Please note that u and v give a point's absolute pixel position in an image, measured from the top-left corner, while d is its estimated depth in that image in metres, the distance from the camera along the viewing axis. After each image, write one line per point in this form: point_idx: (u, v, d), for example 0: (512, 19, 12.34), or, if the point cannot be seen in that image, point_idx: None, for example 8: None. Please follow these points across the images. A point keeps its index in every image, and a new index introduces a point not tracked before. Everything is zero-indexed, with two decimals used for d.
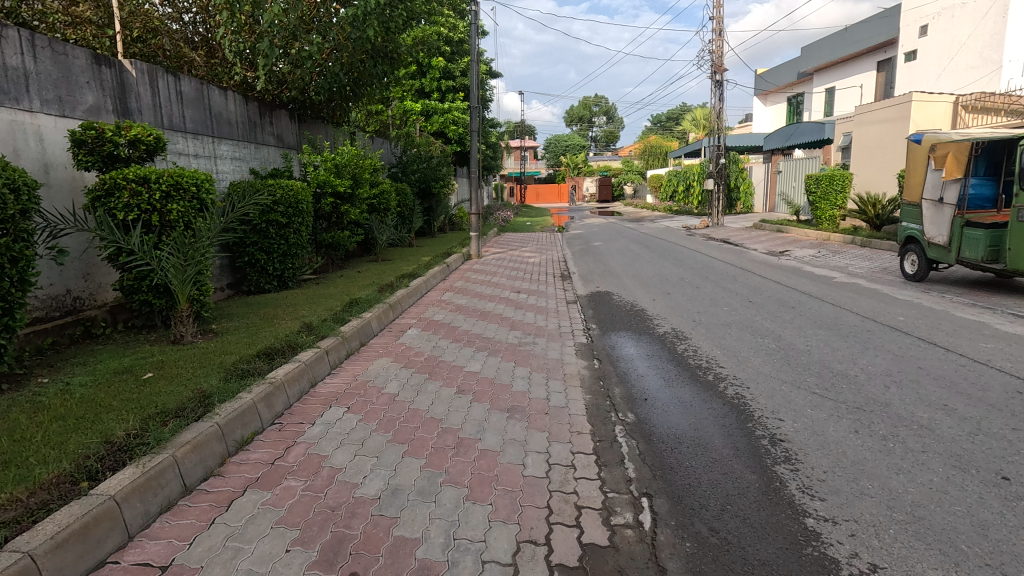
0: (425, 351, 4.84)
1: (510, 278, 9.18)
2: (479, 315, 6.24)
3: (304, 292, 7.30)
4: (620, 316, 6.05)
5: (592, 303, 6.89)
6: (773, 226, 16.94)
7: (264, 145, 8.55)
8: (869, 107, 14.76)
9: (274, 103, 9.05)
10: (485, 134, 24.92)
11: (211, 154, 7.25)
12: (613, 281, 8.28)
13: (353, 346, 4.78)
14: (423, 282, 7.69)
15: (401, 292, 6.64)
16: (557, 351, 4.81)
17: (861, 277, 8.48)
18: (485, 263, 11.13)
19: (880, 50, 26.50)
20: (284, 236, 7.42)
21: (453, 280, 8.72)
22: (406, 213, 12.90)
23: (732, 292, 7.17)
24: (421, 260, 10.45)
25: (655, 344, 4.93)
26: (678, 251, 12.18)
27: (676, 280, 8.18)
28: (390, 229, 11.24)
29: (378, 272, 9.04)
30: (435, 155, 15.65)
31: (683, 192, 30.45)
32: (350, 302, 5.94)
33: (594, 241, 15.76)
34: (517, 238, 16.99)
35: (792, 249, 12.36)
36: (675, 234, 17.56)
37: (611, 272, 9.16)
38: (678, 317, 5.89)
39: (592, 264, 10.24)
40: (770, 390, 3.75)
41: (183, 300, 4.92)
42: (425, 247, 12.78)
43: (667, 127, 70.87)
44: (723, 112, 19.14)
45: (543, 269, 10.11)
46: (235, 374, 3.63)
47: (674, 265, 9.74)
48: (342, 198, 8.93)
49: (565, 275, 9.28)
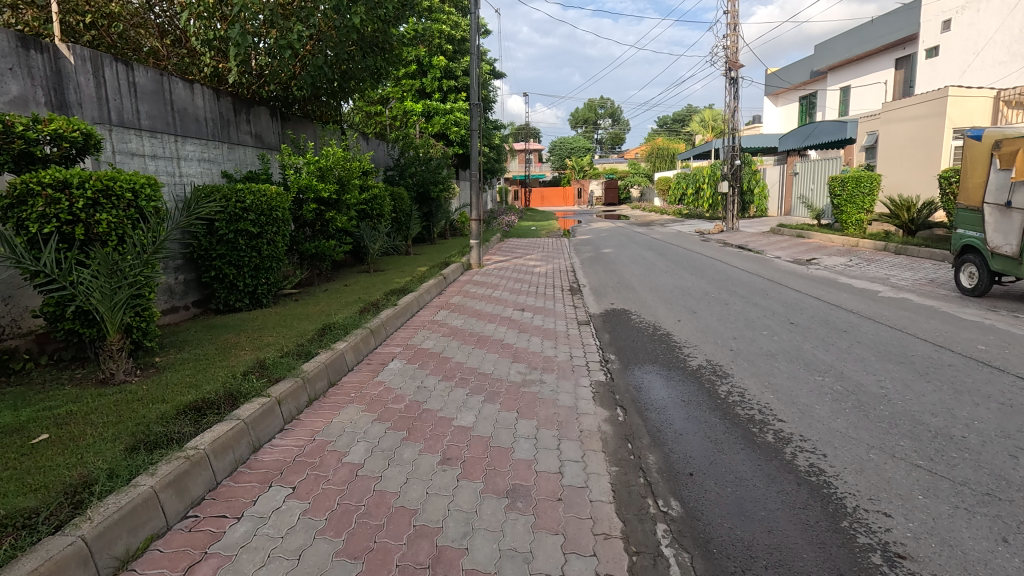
0: (406, 395, 3.92)
1: (514, 291, 8.27)
2: (476, 341, 5.33)
3: (278, 312, 6.44)
4: (642, 343, 5.11)
5: (608, 324, 5.96)
6: (793, 230, 15.98)
7: (239, 144, 7.68)
8: (899, 103, 13.80)
9: (252, 99, 8.18)
10: (488, 136, 24.07)
11: (174, 154, 6.38)
12: (629, 296, 7.35)
13: (317, 391, 3.87)
14: (415, 299, 6.80)
15: (386, 313, 5.74)
16: (570, 395, 3.88)
17: (909, 291, 7.52)
18: (487, 273, 10.24)
19: (899, 46, 25.49)
20: (256, 248, 6.56)
21: (450, 295, 7.83)
22: (401, 219, 12.01)
23: (768, 310, 6.24)
24: (416, 271, 9.56)
25: (690, 385, 4.00)
26: (696, 260, 11.22)
27: (699, 295, 7.27)
28: (384, 237, 10.34)
29: (367, 286, 8.15)
30: (435, 157, 14.76)
31: (693, 195, 29.56)
32: (323, 328, 5.05)
33: (603, 247, 14.86)
34: (522, 244, 16.05)
35: (819, 257, 11.43)
36: (688, 240, 16.60)
37: (626, 285, 8.23)
38: (711, 345, 4.97)
39: (604, 275, 9.31)
40: (856, 461, 2.81)
41: (113, 331, 4.02)
42: (422, 255, 11.88)
43: (674, 129, 69.93)
44: (738, 112, 18.17)
45: (550, 281, 9.20)
46: (144, 443, 2.73)
47: (694, 277, 8.80)
48: (327, 204, 8.06)
49: (574, 288, 8.36)
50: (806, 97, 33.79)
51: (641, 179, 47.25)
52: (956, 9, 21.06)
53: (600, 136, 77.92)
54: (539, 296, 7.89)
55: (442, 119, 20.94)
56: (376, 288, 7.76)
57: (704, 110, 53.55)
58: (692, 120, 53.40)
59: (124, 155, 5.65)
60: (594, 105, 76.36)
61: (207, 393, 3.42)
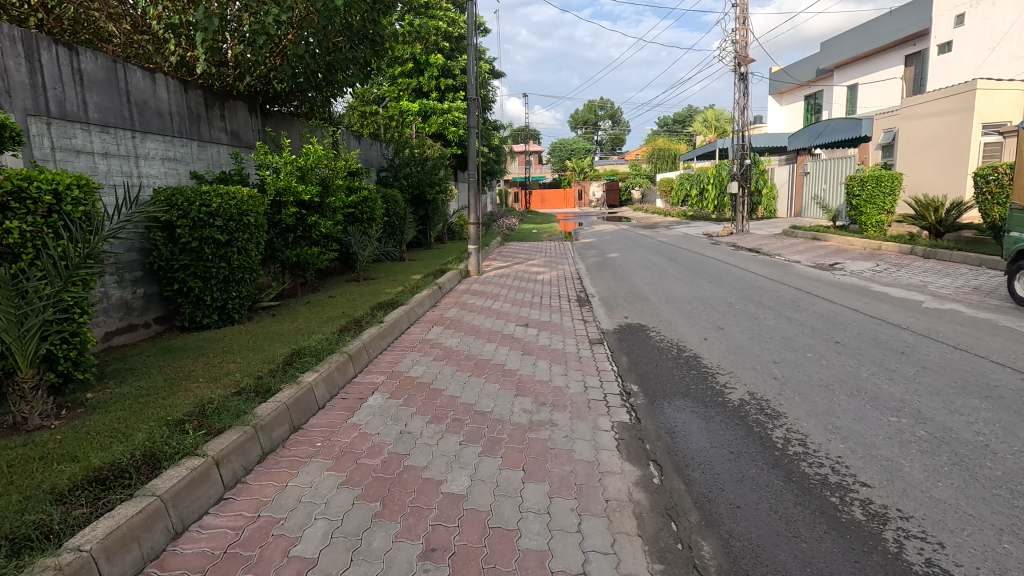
0: (386, 444, 3.16)
1: (515, 302, 7.52)
2: (473, 367, 4.57)
3: (249, 329, 5.68)
4: (667, 369, 4.35)
5: (624, 344, 5.20)
6: (807, 232, 15.24)
7: (211, 142, 6.94)
8: (922, 98, 13.05)
9: (228, 92, 7.44)
10: (488, 136, 23.38)
11: (130, 151, 5.63)
12: (644, 309, 6.60)
13: (274, 441, 3.10)
14: (405, 313, 6.06)
15: (369, 333, 4.98)
16: (588, 444, 3.12)
17: (955, 301, 6.76)
18: (488, 281, 9.49)
19: (908, 42, 24.83)
20: (225, 258, 5.76)
21: (446, 307, 7.09)
22: (395, 224, 11.27)
23: (805, 327, 5.49)
24: (409, 279, 8.82)
25: (737, 430, 3.24)
26: (711, 265, 10.46)
27: (722, 307, 6.53)
28: (375, 243, 9.61)
29: (354, 297, 7.40)
30: (432, 157, 14.04)
31: (697, 196, 29.01)
32: (293, 353, 4.29)
33: (609, 251, 14.15)
34: (523, 248, 15.33)
35: (842, 261, 10.69)
36: (697, 243, 15.82)
37: (638, 295, 7.49)
38: (750, 372, 4.22)
39: (614, 283, 8.56)
40: (991, 557, 2.06)
41: (24, 366, 3.25)
42: (417, 262, 11.15)
43: (675, 130, 69.35)
44: (747, 109, 17.45)
45: (555, 290, 8.45)
46: (6, 542, 1.96)
47: (713, 285, 8.04)
48: (308, 208, 7.30)
49: (582, 299, 7.61)
50: (812, 96, 33.10)
51: (643, 180, 46.85)
52: (970, 3, 20.33)
53: (600, 138, 77.32)
54: (544, 308, 7.14)
55: (440, 119, 20.29)
56: (365, 301, 7.00)
57: (706, 110, 52.94)
58: (694, 121, 52.78)
59: (66, 152, 4.91)
60: (594, 106, 75.83)
61: (124, 452, 2.66)
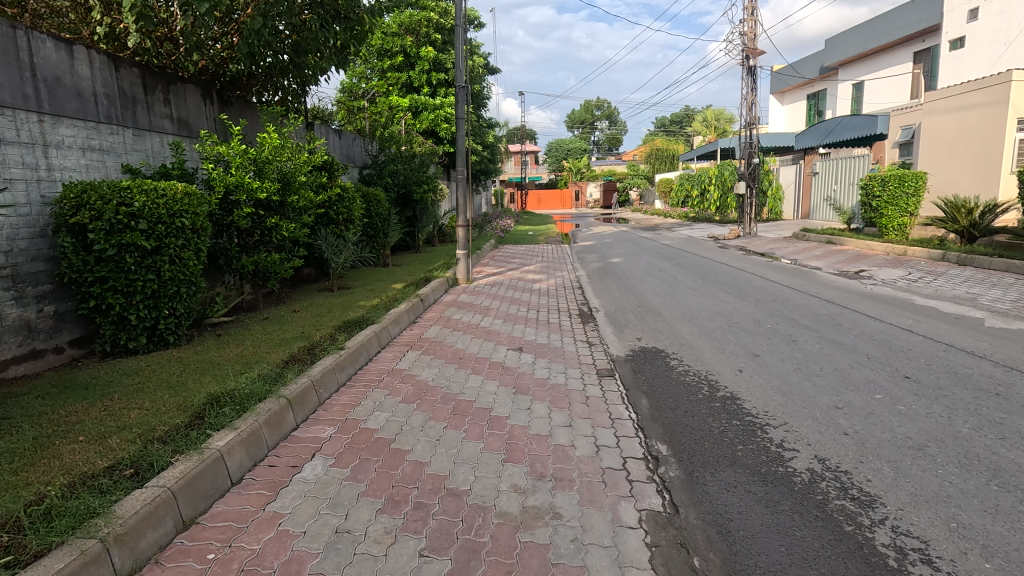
0: (312, 556, 2.16)
1: (508, 318, 6.50)
2: (451, 413, 3.56)
3: (182, 356, 4.64)
4: (702, 421, 3.36)
5: (640, 378, 4.21)
6: (821, 235, 14.31)
7: (150, 130, 5.91)
8: (949, 91, 12.14)
9: (173, 73, 6.41)
10: (482, 134, 22.38)
11: (35, 137, 4.60)
12: (659, 328, 5.62)
13: (144, 555, 2.09)
14: (375, 335, 5.05)
15: (322, 366, 3.97)
16: (609, 557, 2.13)
17: (1020, 318, 5.81)
18: (479, 290, 8.51)
19: (917, 39, 23.99)
20: (154, 269, 4.72)
21: (426, 325, 6.07)
22: (377, 226, 10.27)
23: (858, 354, 4.51)
24: (388, 289, 7.83)
25: (821, 531, 2.25)
26: (726, 273, 9.50)
27: (751, 327, 5.55)
28: (352, 248, 8.59)
29: (321, 312, 6.38)
30: (420, 154, 12.99)
31: (698, 196, 28.03)
32: (210, 399, 3.26)
33: (611, 255, 13.14)
34: (518, 252, 14.35)
35: (868, 268, 9.76)
36: (704, 247, 14.86)
37: (649, 310, 6.51)
38: (810, 425, 3.24)
39: (620, 294, 7.59)
40: None
41: None
42: (401, 268, 10.16)
43: (672, 130, 68.48)
44: (755, 105, 16.54)
45: (554, 302, 7.47)
46: None
47: (734, 297, 7.08)
48: (266, 208, 6.28)
49: (585, 313, 6.63)
50: (815, 94, 32.22)
51: (641, 180, 45.91)
52: None
53: (597, 138, 76.46)
54: (541, 325, 6.15)
55: (431, 115, 19.27)
56: (332, 317, 5.98)
57: (705, 110, 52.06)
58: (693, 121, 51.98)
59: None
60: (591, 106, 74.83)
61: None
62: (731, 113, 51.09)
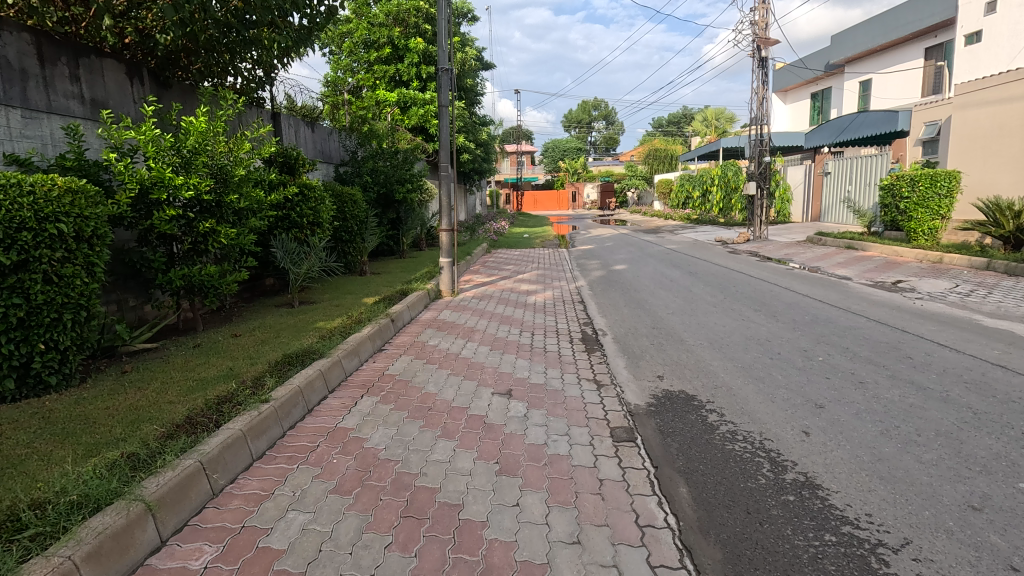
0: None
1: (495, 343, 5.33)
2: (400, 517, 2.41)
3: (55, 408, 3.43)
4: (779, 538, 2.21)
5: (671, 446, 3.06)
6: (839, 239, 13.23)
7: (49, 111, 4.73)
8: (985, 82, 11.08)
9: (83, 43, 5.21)
10: (476, 131, 21.23)
11: None
12: (683, 363, 4.48)
13: None
14: (318, 376, 3.88)
15: (221, 436, 2.78)
16: None
17: None
18: (465, 304, 7.36)
19: (929, 33, 22.93)
20: (20, 290, 3.52)
21: (392, 356, 4.89)
22: (351, 228, 9.11)
23: (959, 408, 3.39)
24: (357, 305, 6.68)
25: None
26: (747, 284, 8.36)
27: (798, 362, 4.42)
28: (317, 256, 7.42)
29: (268, 337, 5.22)
30: (405, 150, 11.81)
31: (700, 197, 26.92)
32: (10, 511, 2.07)
33: (613, 261, 12.01)
34: (512, 258, 13.21)
35: (905, 279, 8.66)
36: (712, 252, 13.76)
37: (666, 334, 5.38)
38: (948, 547, 2.10)
39: (630, 313, 6.44)
40: None
41: None
42: (379, 277, 9.01)
43: (670, 130, 67.41)
44: (766, 100, 15.45)
45: (550, 322, 6.31)
46: None
47: (765, 317, 5.96)
48: (199, 209, 5.11)
49: (588, 338, 5.49)
50: (820, 93, 31.19)
51: (640, 182, 44.86)
52: None
53: (594, 139, 75.42)
54: (535, 354, 5.00)
55: (420, 111, 18.10)
56: (277, 346, 4.81)
57: (704, 109, 51.01)
58: (692, 121, 51.00)
59: None
60: (587, 106, 73.71)
61: None
62: (731, 112, 50.05)
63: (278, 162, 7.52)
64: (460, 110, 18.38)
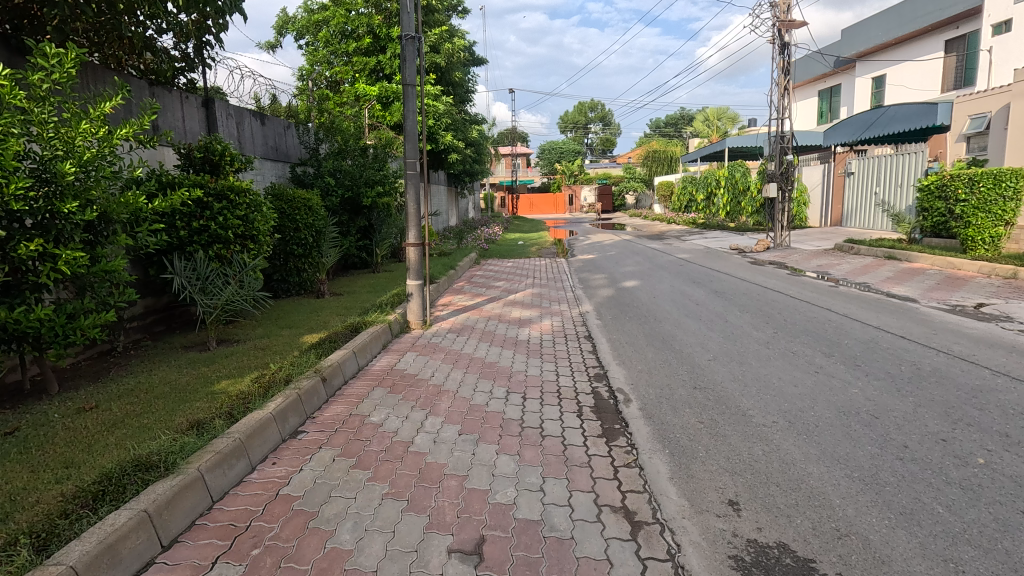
0: None
1: (467, 419, 3.61)
2: None
3: None
4: None
5: None
6: (876, 248, 11.64)
7: None
8: None
9: None
10: (466, 129, 19.57)
11: None
12: (765, 472, 2.79)
13: None
14: (137, 526, 2.18)
15: None
16: None
17: None
18: (438, 341, 5.65)
19: (950, 25, 21.30)
20: None
21: (306, 452, 3.16)
22: (298, 240, 7.44)
23: None
24: (288, 350, 4.97)
25: None
26: (794, 310, 6.66)
27: (950, 470, 2.74)
28: (244, 281, 5.74)
29: (132, 412, 3.52)
30: (376, 148, 10.26)
31: (705, 200, 25.27)
32: None
33: (621, 275, 10.29)
34: (502, 271, 11.51)
35: (986, 302, 6.99)
36: (731, 263, 12.10)
37: (718, 405, 3.70)
38: None
39: (658, 360, 4.75)
40: None
41: None
42: (336, 302, 7.33)
43: (668, 132, 65.89)
44: (789, 90, 13.84)
45: (549, 372, 4.63)
46: None
47: (845, 370, 4.30)
48: (21, 222, 3.39)
49: (604, 407, 3.81)
50: (829, 91, 29.63)
51: (638, 184, 43.31)
52: None
53: (590, 141, 73.87)
54: (526, 442, 3.29)
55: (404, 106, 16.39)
56: (126, 437, 3.09)
57: (705, 110, 49.46)
58: (692, 123, 49.52)
59: None
60: (584, 107, 72.09)
61: None
62: (732, 112, 48.41)
63: (196, 158, 5.84)
64: (448, 105, 16.71)
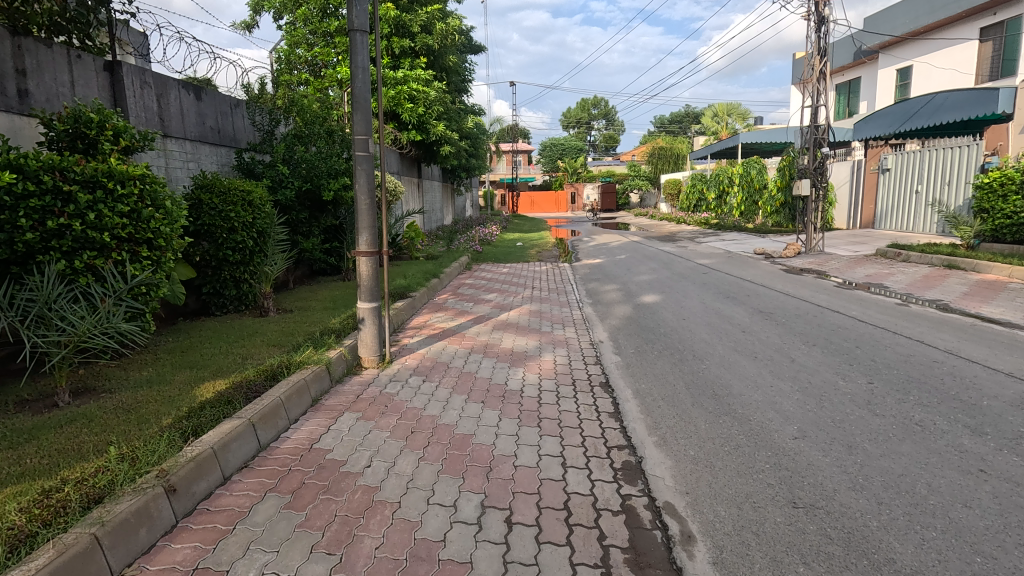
0: None
1: None
2: None
3: None
4: None
5: None
6: (931, 254, 10.02)
7: None
8: None
9: None
10: (461, 118, 17.88)
11: None
12: None
13: None
14: None
15: None
16: None
17: None
18: (393, 391, 3.99)
19: (986, 11, 19.52)
20: None
21: None
22: (228, 243, 5.86)
23: None
24: (162, 412, 3.31)
25: None
26: (878, 343, 4.99)
27: None
28: (126, 302, 4.12)
29: None
30: (344, 132, 8.59)
31: (717, 200, 23.60)
32: None
33: (637, 286, 8.62)
34: (495, 278, 9.86)
35: None
36: (762, 271, 10.46)
37: (856, 560, 2.06)
38: None
39: (719, 441, 3.08)
40: None
41: None
42: (278, 323, 5.71)
43: (672, 129, 64.08)
44: (827, 73, 12.12)
45: (549, 459, 2.96)
46: None
47: None
48: None
49: (646, 557, 2.16)
50: (847, 84, 27.88)
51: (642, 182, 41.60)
52: None
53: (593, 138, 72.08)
54: None
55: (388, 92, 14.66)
56: None
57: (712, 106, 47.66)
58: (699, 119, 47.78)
59: None
60: (586, 104, 70.23)
61: None
62: (742, 108, 46.52)
63: (60, 132, 4.20)
64: (439, 92, 15.00)
